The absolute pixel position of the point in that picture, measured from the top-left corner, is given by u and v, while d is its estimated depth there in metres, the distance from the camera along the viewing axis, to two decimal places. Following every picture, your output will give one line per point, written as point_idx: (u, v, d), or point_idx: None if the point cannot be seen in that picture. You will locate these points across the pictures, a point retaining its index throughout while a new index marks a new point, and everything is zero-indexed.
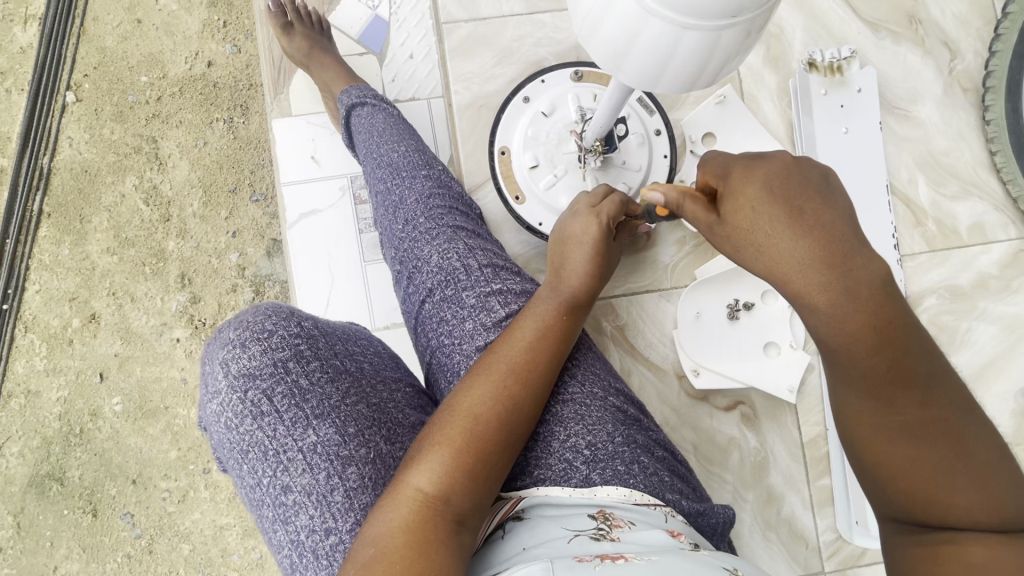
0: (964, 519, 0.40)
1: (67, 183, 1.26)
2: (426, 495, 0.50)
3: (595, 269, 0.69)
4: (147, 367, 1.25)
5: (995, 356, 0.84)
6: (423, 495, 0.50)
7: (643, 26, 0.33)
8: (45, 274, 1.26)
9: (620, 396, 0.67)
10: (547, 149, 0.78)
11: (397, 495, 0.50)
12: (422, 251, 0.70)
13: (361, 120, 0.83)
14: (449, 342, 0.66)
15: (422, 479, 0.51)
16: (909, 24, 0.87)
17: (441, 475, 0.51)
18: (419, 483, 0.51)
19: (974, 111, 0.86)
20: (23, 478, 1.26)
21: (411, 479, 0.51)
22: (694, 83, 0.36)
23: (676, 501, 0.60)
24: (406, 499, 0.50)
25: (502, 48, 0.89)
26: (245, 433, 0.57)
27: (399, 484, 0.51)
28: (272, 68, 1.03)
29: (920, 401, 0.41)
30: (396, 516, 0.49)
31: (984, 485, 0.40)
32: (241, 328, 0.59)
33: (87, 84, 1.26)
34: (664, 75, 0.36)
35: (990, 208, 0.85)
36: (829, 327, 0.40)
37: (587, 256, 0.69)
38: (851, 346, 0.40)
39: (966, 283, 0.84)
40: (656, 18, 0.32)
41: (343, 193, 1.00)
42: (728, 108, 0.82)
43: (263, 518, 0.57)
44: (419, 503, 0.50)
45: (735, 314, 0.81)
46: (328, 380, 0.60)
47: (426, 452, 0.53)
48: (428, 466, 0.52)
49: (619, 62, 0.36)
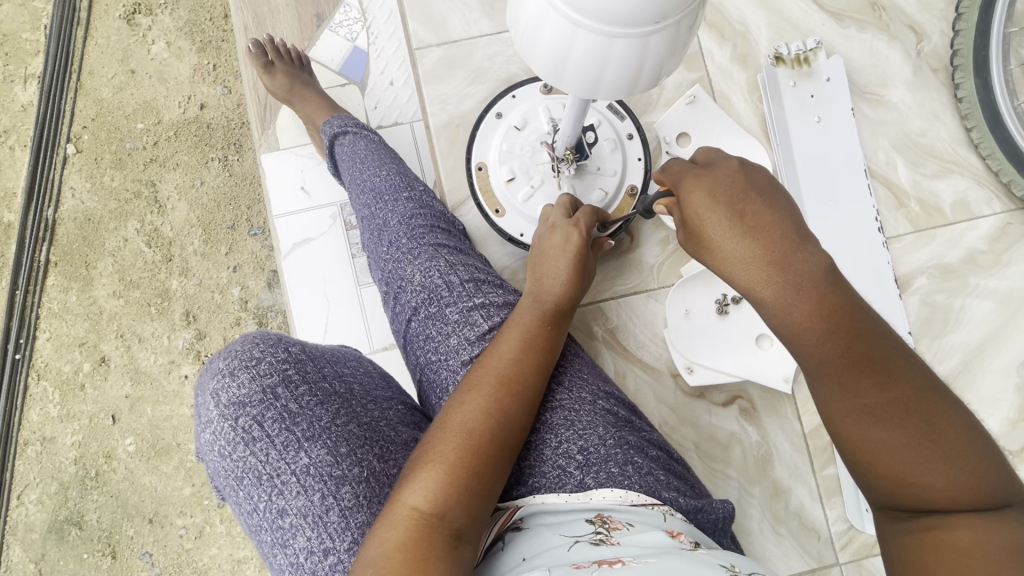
0: (945, 500, 0.40)
1: (72, 232, 1.30)
2: (420, 513, 0.51)
3: (572, 278, 0.71)
4: (158, 407, 1.28)
5: (992, 331, 0.83)
6: (418, 512, 0.51)
7: (576, 38, 0.34)
8: (55, 322, 1.29)
9: (610, 399, 0.68)
10: (522, 162, 0.80)
11: (391, 514, 0.51)
12: (406, 270, 0.71)
13: (343, 149, 0.86)
14: (436, 358, 0.67)
15: (417, 497, 0.52)
16: (871, 11, 0.88)
17: (435, 491, 0.52)
18: (413, 501, 0.51)
19: (945, 90, 0.87)
20: (43, 525, 1.28)
21: (405, 498, 0.52)
22: (635, 85, 0.37)
23: (673, 499, 0.60)
24: (402, 517, 0.50)
25: (474, 67, 0.91)
26: (239, 459, 0.58)
27: (394, 505, 0.52)
28: (259, 105, 1.07)
29: (878, 381, 0.42)
30: (392, 536, 0.49)
31: (952, 460, 0.40)
32: (230, 357, 0.61)
33: (86, 135, 1.30)
34: (604, 84, 0.37)
35: (972, 183, 0.85)
36: (780, 317, 0.43)
37: (565, 267, 0.71)
38: (805, 337, 0.43)
39: (955, 260, 0.84)
40: (585, 30, 0.33)
41: (334, 220, 1.02)
42: (698, 107, 0.84)
43: (263, 543, 0.58)
44: (414, 520, 0.50)
45: (724, 309, 0.80)
46: (318, 402, 0.61)
47: (420, 469, 0.54)
48: (422, 484, 0.52)
49: (558, 74, 0.38)
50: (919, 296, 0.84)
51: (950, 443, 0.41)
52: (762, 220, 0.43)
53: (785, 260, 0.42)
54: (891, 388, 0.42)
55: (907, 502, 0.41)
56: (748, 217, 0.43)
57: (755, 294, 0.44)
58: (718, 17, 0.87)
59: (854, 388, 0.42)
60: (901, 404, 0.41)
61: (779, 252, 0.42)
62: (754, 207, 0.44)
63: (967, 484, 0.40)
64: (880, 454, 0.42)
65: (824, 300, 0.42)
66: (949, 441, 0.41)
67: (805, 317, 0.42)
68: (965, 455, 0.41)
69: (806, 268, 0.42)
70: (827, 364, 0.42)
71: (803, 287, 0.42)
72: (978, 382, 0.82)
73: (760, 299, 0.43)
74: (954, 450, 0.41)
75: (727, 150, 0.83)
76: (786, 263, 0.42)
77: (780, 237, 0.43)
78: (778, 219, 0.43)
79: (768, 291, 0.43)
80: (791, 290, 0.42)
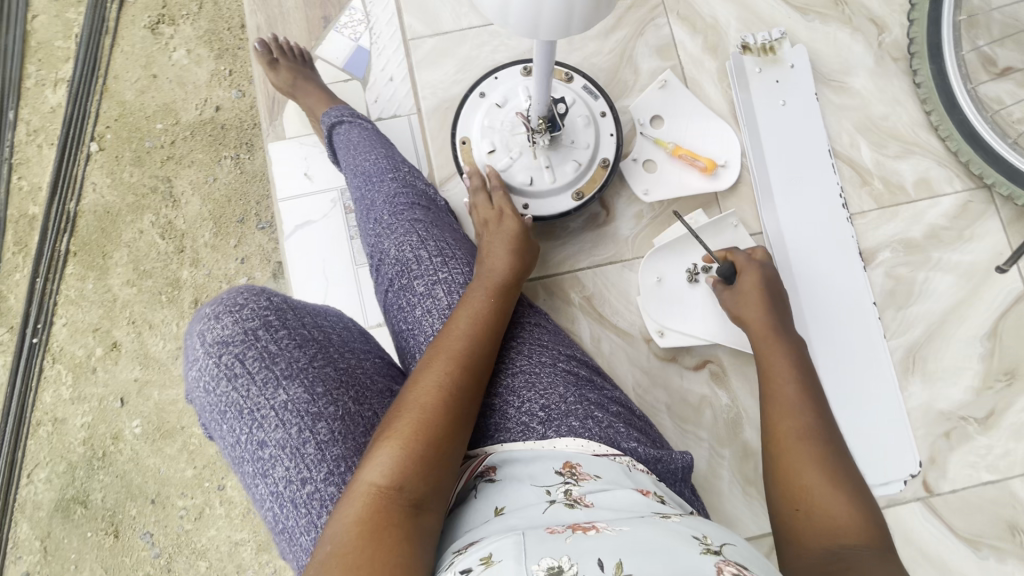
0: (836, 503, 0.55)
1: (92, 224, 1.38)
2: (379, 488, 0.53)
3: (514, 254, 0.78)
4: (165, 390, 1.34)
5: (955, 303, 0.87)
6: (376, 487, 0.53)
7: None
8: (72, 308, 1.36)
9: (571, 361, 0.73)
10: (502, 135, 0.86)
11: (352, 493, 0.53)
12: (383, 245, 0.77)
13: (340, 137, 0.93)
14: (407, 327, 0.73)
15: (375, 474, 0.54)
16: (834, 6, 0.94)
17: (392, 466, 0.55)
18: (372, 478, 0.54)
19: (905, 77, 0.92)
20: (49, 503, 1.33)
21: (365, 476, 0.54)
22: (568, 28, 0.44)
23: (632, 450, 0.64)
24: (361, 495, 0.53)
25: (463, 57, 0.99)
26: (222, 394, 0.63)
27: (354, 483, 0.54)
28: (268, 99, 1.15)
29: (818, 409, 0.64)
30: (352, 512, 0.52)
31: (849, 486, 0.56)
32: (216, 304, 0.66)
33: (109, 134, 1.40)
34: (540, 27, 0.44)
35: (932, 163, 0.90)
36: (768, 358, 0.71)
37: (507, 248, 0.78)
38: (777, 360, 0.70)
39: (919, 235, 0.88)
40: None
41: (334, 204, 1.09)
42: (669, 91, 0.90)
43: (245, 474, 0.63)
44: (372, 496, 0.53)
45: (694, 278, 0.85)
46: (296, 345, 0.66)
47: (378, 447, 0.56)
48: (379, 461, 0.55)
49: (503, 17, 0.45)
50: (884, 269, 0.87)
51: (849, 473, 0.58)
52: (772, 287, 0.78)
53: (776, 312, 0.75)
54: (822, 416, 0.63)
55: (800, 498, 0.57)
56: (770, 285, 0.78)
57: (760, 325, 0.74)
58: (690, 11, 0.94)
59: (802, 406, 0.65)
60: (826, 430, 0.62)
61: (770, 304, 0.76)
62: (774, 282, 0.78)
63: (861, 514, 0.54)
64: (802, 452, 0.60)
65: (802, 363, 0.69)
66: (848, 471, 0.58)
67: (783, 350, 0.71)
68: (863, 494, 0.56)
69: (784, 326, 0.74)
70: (788, 382, 0.68)
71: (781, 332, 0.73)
72: (943, 352, 0.86)
73: (758, 324, 0.74)
74: (852, 480, 0.57)
75: (697, 130, 0.89)
76: (777, 316, 0.75)
77: (776, 301, 0.77)
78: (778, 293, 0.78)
79: (761, 319, 0.75)
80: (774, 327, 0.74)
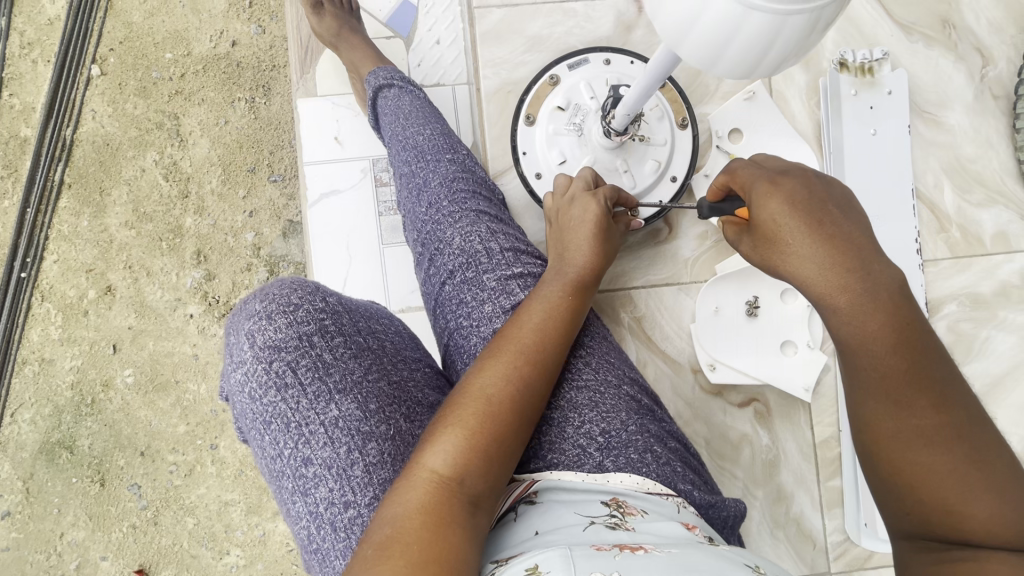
0: (970, 518, 0.43)
1: (89, 155, 1.26)
2: (441, 477, 0.50)
3: (595, 250, 0.69)
4: (160, 342, 1.26)
5: (1012, 366, 0.83)
6: (437, 475, 0.50)
7: (779, 34, 0.33)
8: (64, 245, 1.26)
9: (635, 385, 0.67)
10: (602, 164, 0.76)
11: (411, 477, 0.50)
12: (445, 233, 0.70)
13: (387, 102, 0.84)
14: (467, 324, 0.67)
15: (437, 461, 0.51)
16: (941, 29, 0.86)
17: (455, 456, 0.51)
18: (433, 463, 0.51)
19: (1003, 119, 0.86)
20: (34, 445, 1.27)
21: (426, 459, 0.51)
22: (748, 71, 0.37)
23: (688, 492, 0.60)
24: (421, 480, 0.50)
25: (532, 34, 0.89)
26: (269, 404, 0.57)
27: (413, 466, 0.51)
28: (300, 47, 1.02)
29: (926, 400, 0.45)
30: (412, 497, 0.48)
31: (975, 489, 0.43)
32: (267, 300, 0.59)
33: (112, 58, 1.26)
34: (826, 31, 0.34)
35: (1014, 217, 0.85)
36: (850, 328, 0.46)
37: (588, 239, 0.69)
38: (866, 341, 0.46)
39: (988, 291, 0.84)
40: (794, 18, 0.32)
41: (365, 174, 0.99)
42: (756, 104, 0.83)
43: (283, 489, 0.58)
44: (434, 484, 0.49)
45: (753, 311, 0.80)
46: (351, 355, 0.60)
47: (439, 434, 0.53)
48: (442, 448, 0.51)
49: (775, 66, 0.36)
50: (947, 322, 0.83)
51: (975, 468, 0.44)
52: (834, 228, 0.47)
53: (861, 269, 0.46)
54: (944, 410, 0.45)
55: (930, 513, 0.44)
56: (825, 224, 0.48)
57: (830, 303, 0.47)
58: None
59: (910, 404, 0.45)
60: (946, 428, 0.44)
61: (845, 257, 0.46)
62: (831, 217, 0.48)
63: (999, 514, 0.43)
64: (917, 464, 0.44)
65: (896, 312, 0.45)
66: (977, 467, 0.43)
67: (879, 326, 0.45)
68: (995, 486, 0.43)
69: (878, 277, 0.46)
70: (885, 376, 0.46)
71: (877, 296, 0.46)
72: (992, 415, 0.83)
73: (835, 305, 0.47)
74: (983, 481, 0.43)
75: (778, 151, 0.82)
76: (864, 273, 0.46)
77: (854, 246, 0.47)
78: (856, 232, 0.47)
79: (844, 296, 0.46)
80: (866, 295, 0.46)
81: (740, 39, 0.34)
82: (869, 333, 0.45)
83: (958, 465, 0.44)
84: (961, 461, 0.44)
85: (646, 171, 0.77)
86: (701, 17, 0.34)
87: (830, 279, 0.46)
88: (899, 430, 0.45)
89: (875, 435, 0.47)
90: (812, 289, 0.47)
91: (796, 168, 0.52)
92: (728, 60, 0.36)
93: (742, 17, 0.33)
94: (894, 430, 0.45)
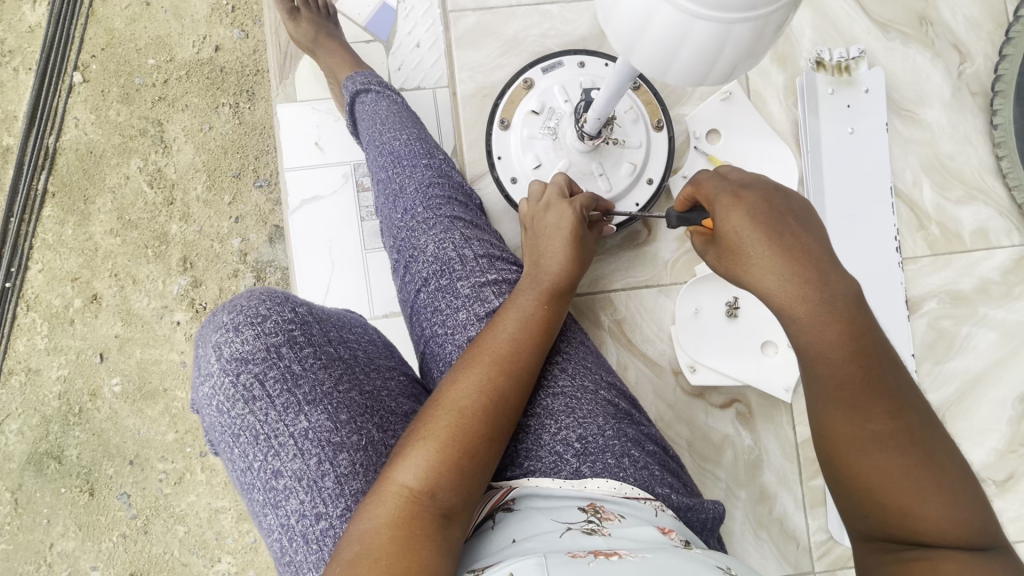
0: (930, 524, 0.43)
1: (72, 164, 1.25)
2: (412, 492, 0.50)
3: (572, 256, 0.69)
4: (147, 350, 1.26)
5: (993, 363, 0.83)
6: (408, 490, 0.50)
7: (726, 42, 0.33)
8: (49, 254, 1.25)
9: (612, 389, 0.67)
10: (578, 168, 0.76)
11: (382, 493, 0.50)
12: (419, 240, 0.70)
13: (364, 107, 0.83)
14: (442, 331, 0.66)
15: (407, 476, 0.51)
16: (919, 25, 0.86)
17: (426, 470, 0.51)
18: (404, 478, 0.50)
19: (981, 115, 0.86)
20: (22, 455, 1.26)
21: (397, 474, 0.51)
22: (700, 78, 0.37)
23: (666, 496, 0.60)
24: (391, 496, 0.49)
25: (509, 36, 0.89)
26: (238, 417, 0.57)
27: (384, 481, 0.51)
28: (279, 52, 1.01)
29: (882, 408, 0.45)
30: (382, 513, 0.48)
31: (936, 494, 0.43)
32: (235, 312, 0.59)
33: (94, 65, 1.25)
34: (774, 35, 0.34)
35: (993, 213, 0.85)
36: (809, 337, 0.46)
37: (562, 245, 0.69)
38: (824, 353, 0.45)
39: (968, 287, 0.84)
40: (738, 26, 0.32)
41: (346, 179, 0.98)
42: (733, 104, 0.82)
43: (254, 502, 0.57)
44: (404, 499, 0.49)
45: (733, 312, 0.80)
46: (322, 366, 0.60)
47: (411, 448, 0.52)
48: (413, 462, 0.51)
49: (727, 73, 0.36)
50: (927, 320, 0.83)
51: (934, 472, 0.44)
52: (794, 241, 0.47)
53: (820, 281, 0.46)
54: (899, 417, 0.45)
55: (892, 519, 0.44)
56: (785, 237, 0.47)
57: (788, 312, 0.46)
58: None
59: (865, 411, 0.45)
60: (900, 433, 0.45)
61: (807, 269, 0.46)
62: (790, 229, 0.47)
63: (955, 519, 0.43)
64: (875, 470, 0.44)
65: (852, 323, 0.45)
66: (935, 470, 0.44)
67: (836, 337, 0.45)
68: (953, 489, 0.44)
69: (836, 291, 0.46)
70: (841, 384, 0.45)
71: (835, 308, 0.45)
72: (974, 411, 0.83)
73: (794, 316, 0.46)
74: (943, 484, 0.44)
75: (756, 151, 0.82)
76: (822, 284, 0.46)
77: (814, 259, 0.46)
78: (814, 244, 0.47)
79: (803, 307, 0.46)
80: (824, 308, 0.45)
81: (687, 48, 0.34)
82: (828, 343, 0.45)
83: (914, 468, 0.44)
84: (915, 464, 0.44)
85: (622, 173, 0.77)
86: (648, 23, 0.34)
87: (791, 289, 0.46)
88: (857, 435, 0.45)
89: (831, 441, 0.47)
90: (771, 297, 0.47)
91: (756, 180, 0.51)
92: (678, 66, 0.36)
93: (687, 26, 0.33)
94: (852, 435, 0.45)
